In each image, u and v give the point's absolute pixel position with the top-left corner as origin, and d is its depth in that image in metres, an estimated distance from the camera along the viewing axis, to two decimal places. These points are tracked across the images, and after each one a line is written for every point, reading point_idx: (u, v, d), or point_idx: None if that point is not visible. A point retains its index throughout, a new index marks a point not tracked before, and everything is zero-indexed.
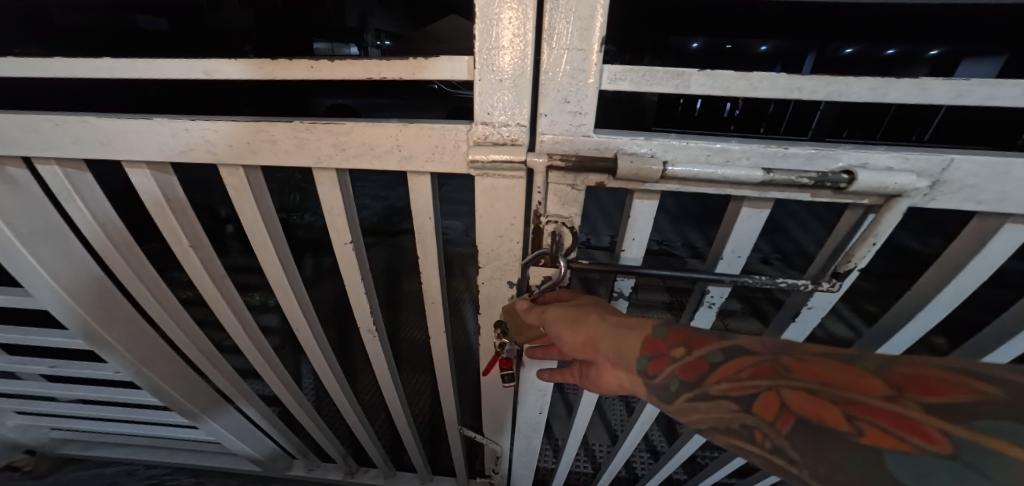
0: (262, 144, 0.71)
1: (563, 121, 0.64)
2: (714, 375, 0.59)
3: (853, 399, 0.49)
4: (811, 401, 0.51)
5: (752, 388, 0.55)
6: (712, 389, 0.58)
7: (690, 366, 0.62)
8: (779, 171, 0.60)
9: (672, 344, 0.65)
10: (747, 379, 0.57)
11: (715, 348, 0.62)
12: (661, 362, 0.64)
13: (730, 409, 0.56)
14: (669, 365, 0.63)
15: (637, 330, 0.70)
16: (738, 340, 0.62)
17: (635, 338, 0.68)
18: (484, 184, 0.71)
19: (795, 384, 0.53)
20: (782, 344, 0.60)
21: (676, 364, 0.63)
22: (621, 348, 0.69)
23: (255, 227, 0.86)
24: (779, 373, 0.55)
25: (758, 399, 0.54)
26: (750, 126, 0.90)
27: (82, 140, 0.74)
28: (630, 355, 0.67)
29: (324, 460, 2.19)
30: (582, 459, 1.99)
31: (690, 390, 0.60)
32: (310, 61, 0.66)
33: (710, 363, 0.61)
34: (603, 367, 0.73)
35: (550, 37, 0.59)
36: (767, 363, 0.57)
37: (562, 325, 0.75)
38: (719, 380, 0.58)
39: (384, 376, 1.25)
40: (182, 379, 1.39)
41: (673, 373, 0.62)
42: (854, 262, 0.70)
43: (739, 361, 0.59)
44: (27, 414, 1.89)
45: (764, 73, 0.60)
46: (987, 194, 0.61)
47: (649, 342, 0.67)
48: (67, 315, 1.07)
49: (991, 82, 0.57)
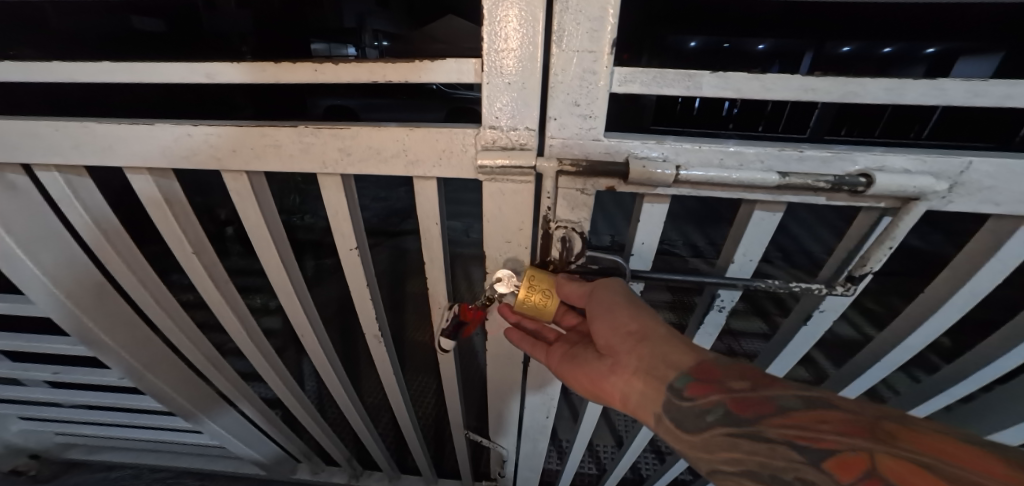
0: (266, 149, 0.69)
1: (573, 124, 0.63)
2: (773, 418, 0.58)
3: (967, 479, 0.46)
4: (911, 472, 0.48)
5: (829, 444, 0.54)
6: (771, 433, 0.57)
7: (739, 402, 0.61)
8: (795, 174, 0.58)
9: (727, 375, 0.64)
10: (828, 434, 0.55)
11: (791, 395, 0.60)
12: (706, 387, 0.63)
13: (791, 458, 0.55)
14: (716, 392, 0.62)
15: (691, 354, 0.68)
16: (820, 394, 0.61)
17: (686, 360, 0.67)
18: (493, 188, 0.70)
19: (892, 451, 0.51)
20: (880, 410, 0.58)
21: (726, 395, 0.62)
22: (663, 363, 0.68)
23: (259, 232, 0.84)
24: (876, 437, 0.53)
25: (835, 457, 0.53)
26: (748, 123, 0.98)
27: (83, 146, 0.73)
28: (673, 372, 0.66)
29: (329, 463, 2.18)
30: (587, 460, 1.96)
31: (735, 425, 0.60)
32: (314, 64, 0.64)
33: (778, 406, 0.59)
34: (621, 367, 0.72)
35: (559, 39, 0.58)
36: (864, 426, 0.55)
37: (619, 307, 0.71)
38: (781, 425, 0.57)
39: (390, 380, 1.24)
40: (185, 384, 1.38)
41: (717, 401, 0.62)
42: (868, 265, 0.68)
43: (817, 414, 0.57)
44: (30, 419, 1.87)
45: (778, 74, 0.59)
46: (1005, 196, 0.60)
47: (702, 366, 0.65)
48: (70, 322, 1.06)
49: (1010, 82, 0.55)
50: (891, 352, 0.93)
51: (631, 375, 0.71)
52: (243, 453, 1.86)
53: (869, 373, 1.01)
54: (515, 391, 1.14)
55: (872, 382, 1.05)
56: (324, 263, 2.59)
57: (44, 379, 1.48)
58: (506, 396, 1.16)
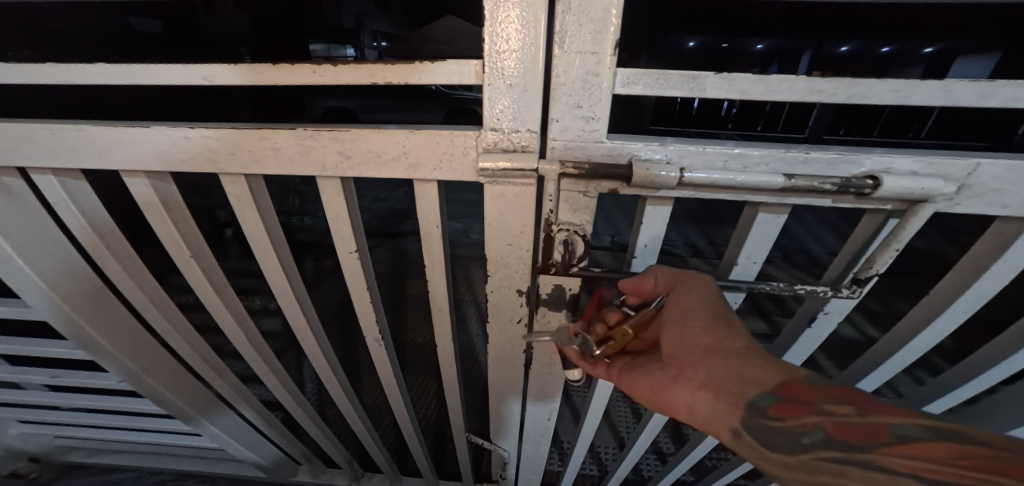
0: (265, 153, 0.68)
1: (575, 126, 0.62)
2: (888, 447, 0.59)
3: None
4: None
5: (966, 478, 0.53)
6: (888, 463, 0.58)
7: (839, 428, 0.63)
8: (800, 177, 0.58)
9: (822, 397, 0.67)
10: (966, 470, 0.54)
11: (910, 423, 0.61)
12: (797, 408, 0.66)
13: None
14: (813, 414, 0.65)
15: (771, 372, 0.70)
16: (953, 428, 0.60)
17: (771, 380, 0.69)
18: (494, 191, 0.69)
19: None
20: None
21: (826, 418, 0.64)
22: (743, 380, 0.70)
23: (258, 236, 0.84)
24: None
25: None
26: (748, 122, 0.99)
27: (79, 149, 0.72)
28: (752, 390, 0.69)
29: (330, 466, 2.17)
30: (588, 461, 1.95)
31: (840, 449, 0.61)
32: (312, 66, 0.63)
33: (893, 434, 0.60)
34: (691, 380, 0.75)
35: (562, 41, 0.57)
36: (1009, 461, 0.54)
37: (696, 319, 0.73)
38: (897, 453, 0.58)
39: (391, 384, 1.23)
40: (184, 387, 1.37)
41: (815, 423, 0.65)
42: (874, 268, 0.68)
43: (941, 445, 0.58)
44: (29, 422, 1.86)
45: (782, 75, 0.58)
46: (1013, 198, 0.59)
47: (787, 386, 0.68)
48: (68, 326, 1.05)
49: (1019, 83, 0.54)
50: (896, 354, 0.92)
51: (700, 387, 0.74)
52: (243, 456, 1.85)
53: (872, 376, 1.00)
54: (517, 394, 1.13)
55: (875, 385, 1.04)
56: (324, 264, 2.57)
57: (42, 383, 1.47)
58: (508, 399, 1.15)
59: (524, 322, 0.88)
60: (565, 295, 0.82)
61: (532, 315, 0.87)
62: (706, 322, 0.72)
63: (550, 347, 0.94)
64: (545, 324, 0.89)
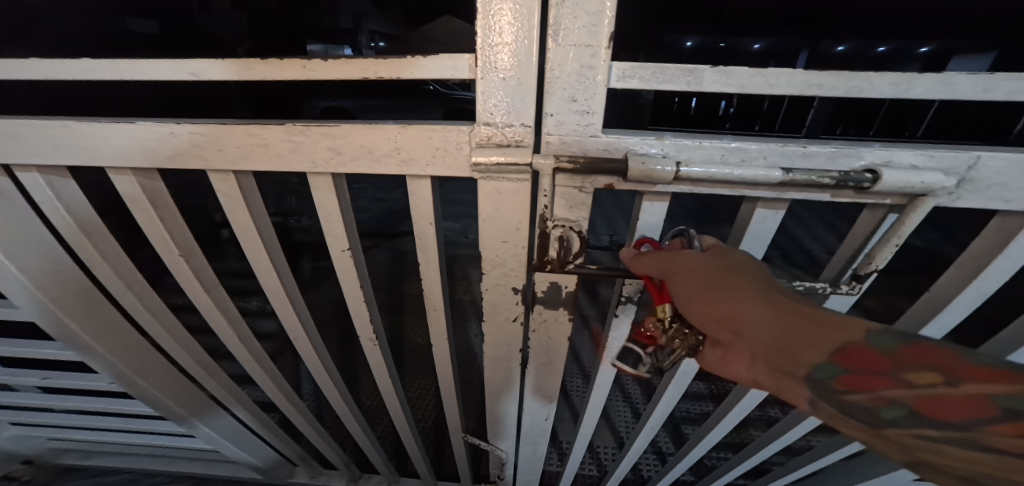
0: (254, 149, 0.67)
1: (571, 121, 0.61)
2: (993, 424, 0.55)
3: None
4: None
5: None
6: (992, 441, 0.55)
7: (928, 399, 0.59)
8: (799, 171, 0.57)
9: (895, 364, 0.61)
10: None
11: (1023, 393, 0.55)
12: (870, 381, 0.61)
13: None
14: (892, 389, 0.61)
15: (827, 334, 0.63)
16: None
17: (825, 344, 0.63)
18: (488, 187, 0.67)
19: None
20: None
21: (908, 392, 0.60)
22: (795, 351, 0.64)
23: (249, 234, 0.82)
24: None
25: None
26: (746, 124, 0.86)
27: (64, 146, 0.70)
28: (813, 362, 0.64)
29: (327, 467, 2.14)
30: (587, 462, 1.92)
31: (935, 427, 0.58)
32: (302, 61, 0.62)
33: (992, 405, 0.55)
34: (740, 354, 0.69)
35: (556, 33, 0.56)
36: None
37: (708, 302, 0.65)
38: (1005, 430, 0.54)
39: (387, 384, 1.21)
40: (177, 388, 1.35)
41: (897, 398, 0.60)
42: (875, 264, 0.67)
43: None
44: (21, 425, 1.84)
45: (780, 69, 0.57)
46: (1015, 192, 0.58)
47: (851, 352, 0.62)
48: (57, 327, 1.04)
49: (1020, 76, 0.53)
50: None
51: (754, 362, 0.68)
52: (238, 457, 1.83)
53: None
54: (514, 393, 1.11)
55: None
56: (320, 264, 2.56)
57: (34, 385, 1.45)
58: (505, 398, 1.13)
59: (521, 320, 0.87)
60: (561, 293, 0.80)
61: (528, 313, 0.86)
62: (723, 302, 0.64)
63: (547, 345, 0.93)
64: (542, 322, 0.88)
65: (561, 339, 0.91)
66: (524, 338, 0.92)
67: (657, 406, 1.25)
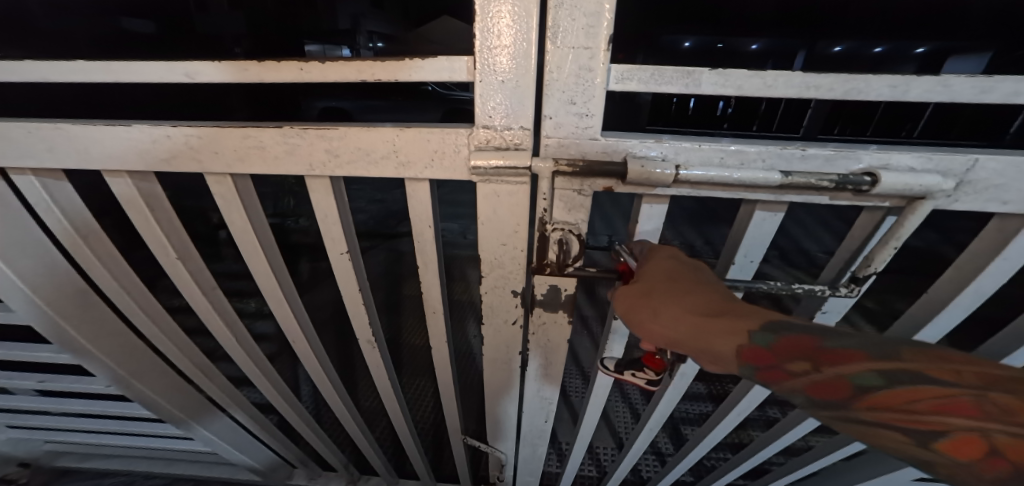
0: (250, 151, 0.67)
1: (569, 123, 0.61)
2: (858, 402, 0.58)
3: None
4: None
5: (941, 426, 0.53)
6: (870, 416, 0.57)
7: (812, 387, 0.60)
8: (798, 173, 0.57)
9: (781, 359, 0.61)
10: (933, 414, 0.54)
11: (870, 370, 0.57)
12: (775, 377, 0.62)
13: (900, 436, 0.56)
14: (788, 380, 0.61)
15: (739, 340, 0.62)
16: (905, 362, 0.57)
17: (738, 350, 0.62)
18: (487, 190, 0.67)
19: (1010, 429, 0.49)
20: (982, 373, 0.54)
21: (799, 381, 0.61)
22: (717, 358, 0.64)
23: (246, 236, 0.82)
24: (987, 414, 0.51)
25: (951, 437, 0.53)
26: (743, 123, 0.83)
27: (58, 148, 0.70)
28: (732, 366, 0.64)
29: (326, 469, 2.13)
30: (586, 462, 1.92)
31: (827, 410, 0.59)
32: (299, 63, 0.62)
33: (861, 385, 0.57)
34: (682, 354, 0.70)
35: (555, 35, 0.56)
36: (969, 400, 0.53)
37: (634, 319, 0.68)
38: (876, 405, 0.56)
39: (386, 387, 1.21)
40: (174, 391, 1.34)
41: (795, 388, 0.61)
42: (873, 266, 0.66)
43: (901, 390, 0.56)
44: (16, 428, 1.82)
45: (779, 71, 0.57)
46: (1013, 194, 0.58)
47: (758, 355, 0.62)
48: (52, 331, 1.03)
49: (1016, 77, 0.54)
50: None
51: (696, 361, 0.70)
52: (236, 460, 1.82)
53: None
54: (513, 395, 1.11)
55: None
56: (318, 265, 2.54)
57: (29, 387, 1.45)
58: (505, 400, 1.13)
59: (520, 323, 0.87)
60: (560, 296, 0.80)
61: (527, 316, 0.86)
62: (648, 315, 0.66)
63: (546, 348, 0.93)
64: (541, 325, 0.88)
65: (560, 341, 0.91)
66: (523, 340, 0.92)
67: (657, 407, 1.25)
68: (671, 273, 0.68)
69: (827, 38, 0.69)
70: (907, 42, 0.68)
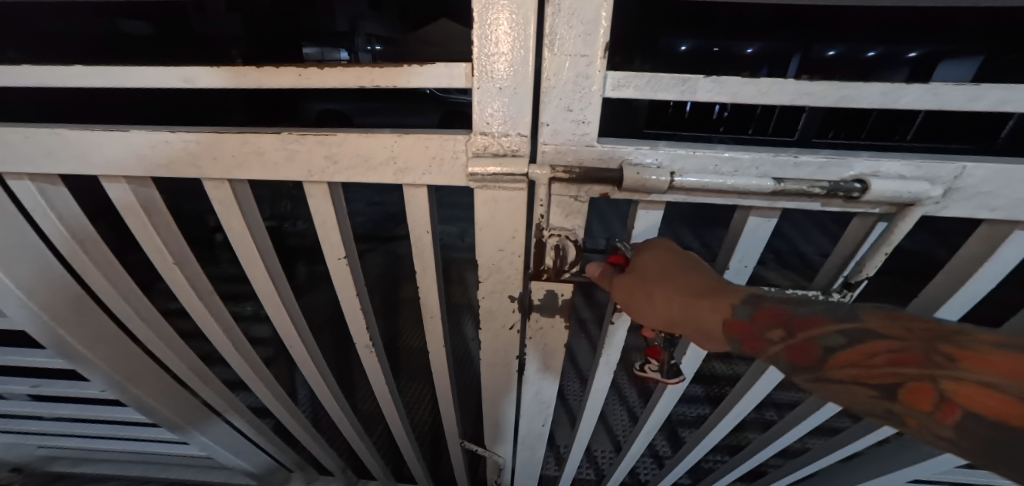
0: (249, 157, 0.67)
1: (566, 130, 0.62)
2: (826, 363, 0.60)
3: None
4: (980, 394, 0.50)
5: (895, 378, 0.55)
6: (837, 375, 0.59)
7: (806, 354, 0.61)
8: (791, 180, 0.58)
9: (759, 329, 0.63)
10: (887, 367, 0.56)
11: (833, 332, 0.60)
12: (758, 346, 0.64)
13: (868, 394, 0.57)
14: (771, 347, 0.63)
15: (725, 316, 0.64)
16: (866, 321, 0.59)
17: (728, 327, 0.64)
18: (485, 196, 0.68)
19: (959, 375, 0.51)
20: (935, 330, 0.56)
21: (779, 347, 0.63)
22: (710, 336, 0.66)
23: (244, 241, 0.82)
24: (932, 362, 0.54)
25: (907, 389, 0.55)
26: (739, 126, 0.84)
27: (56, 154, 0.70)
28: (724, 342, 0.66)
29: (323, 473, 2.12)
30: (585, 466, 1.94)
31: (802, 372, 0.62)
32: (298, 69, 0.63)
33: (827, 346, 0.60)
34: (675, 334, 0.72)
35: (553, 43, 0.57)
36: (918, 350, 0.55)
37: (629, 306, 0.69)
38: (840, 365, 0.59)
39: (384, 391, 1.21)
40: (170, 395, 1.34)
41: (777, 355, 0.63)
42: (864, 272, 0.69)
43: (866, 348, 0.58)
44: (9, 433, 1.81)
45: (772, 78, 0.58)
46: (1001, 200, 0.59)
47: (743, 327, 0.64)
48: (48, 336, 1.03)
49: (1004, 85, 0.55)
50: None
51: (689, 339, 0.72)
52: (233, 464, 1.81)
53: None
54: (512, 399, 1.11)
55: None
56: (315, 268, 2.53)
57: (23, 392, 1.43)
58: (503, 404, 1.13)
59: (518, 328, 0.87)
60: (558, 301, 0.81)
61: (525, 321, 0.86)
62: (644, 300, 0.67)
63: (544, 352, 0.93)
64: (539, 330, 0.88)
65: (558, 345, 0.91)
66: (521, 345, 0.93)
67: (654, 410, 1.26)
68: (659, 262, 0.68)
69: (825, 40, 0.71)
70: (899, 47, 0.71)
